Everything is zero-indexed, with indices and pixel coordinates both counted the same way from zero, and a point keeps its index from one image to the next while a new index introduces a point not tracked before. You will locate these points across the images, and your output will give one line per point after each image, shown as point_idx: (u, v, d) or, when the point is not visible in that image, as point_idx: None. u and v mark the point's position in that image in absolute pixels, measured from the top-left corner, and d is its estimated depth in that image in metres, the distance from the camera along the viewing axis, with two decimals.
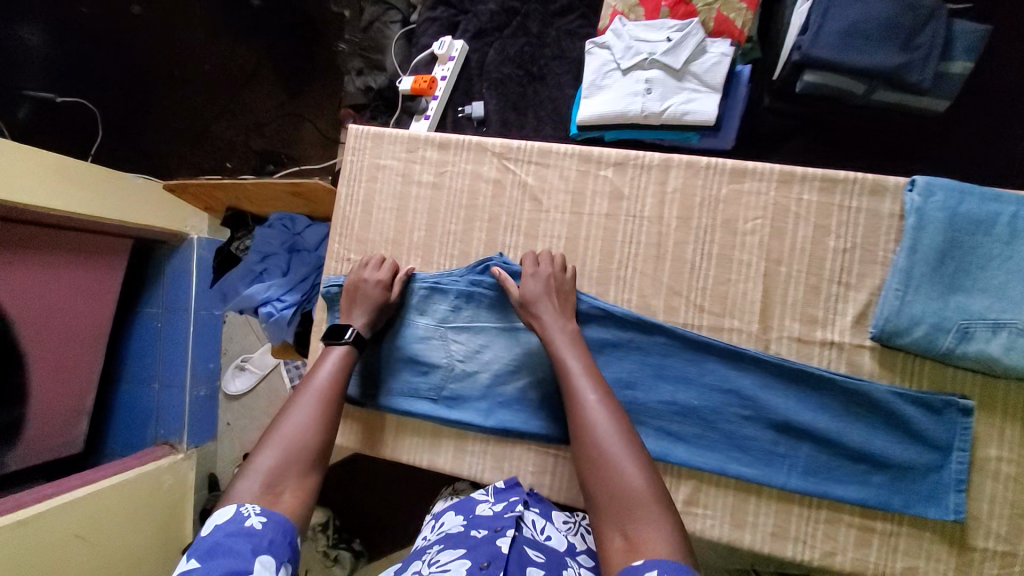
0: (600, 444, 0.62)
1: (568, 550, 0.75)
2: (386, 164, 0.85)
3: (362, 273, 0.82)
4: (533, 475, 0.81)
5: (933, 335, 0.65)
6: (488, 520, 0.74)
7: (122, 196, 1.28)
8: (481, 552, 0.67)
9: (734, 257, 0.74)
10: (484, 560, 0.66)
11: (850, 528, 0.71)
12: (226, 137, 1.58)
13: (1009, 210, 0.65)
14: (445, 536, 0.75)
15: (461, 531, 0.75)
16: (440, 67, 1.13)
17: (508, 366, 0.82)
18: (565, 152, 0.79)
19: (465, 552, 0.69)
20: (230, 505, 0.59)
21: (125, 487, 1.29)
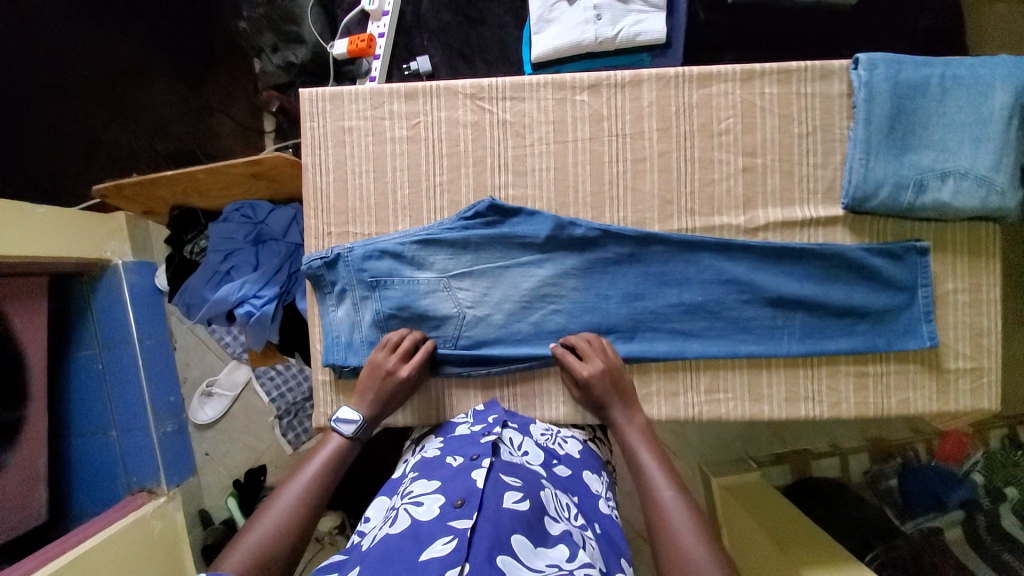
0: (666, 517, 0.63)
1: (545, 461, 0.73)
2: (353, 125, 0.81)
3: (377, 356, 0.76)
4: (567, 405, 0.82)
5: (897, 193, 0.74)
6: (467, 448, 0.71)
7: (28, 226, 1.08)
8: (455, 487, 0.63)
9: (715, 158, 0.79)
10: (458, 498, 0.61)
11: (850, 378, 0.80)
12: (129, 143, 1.39)
13: (937, 72, 0.74)
14: (421, 465, 0.72)
15: (436, 462, 0.71)
16: (375, 24, 1.07)
17: (521, 304, 0.80)
18: (538, 83, 0.79)
19: (439, 485, 0.65)
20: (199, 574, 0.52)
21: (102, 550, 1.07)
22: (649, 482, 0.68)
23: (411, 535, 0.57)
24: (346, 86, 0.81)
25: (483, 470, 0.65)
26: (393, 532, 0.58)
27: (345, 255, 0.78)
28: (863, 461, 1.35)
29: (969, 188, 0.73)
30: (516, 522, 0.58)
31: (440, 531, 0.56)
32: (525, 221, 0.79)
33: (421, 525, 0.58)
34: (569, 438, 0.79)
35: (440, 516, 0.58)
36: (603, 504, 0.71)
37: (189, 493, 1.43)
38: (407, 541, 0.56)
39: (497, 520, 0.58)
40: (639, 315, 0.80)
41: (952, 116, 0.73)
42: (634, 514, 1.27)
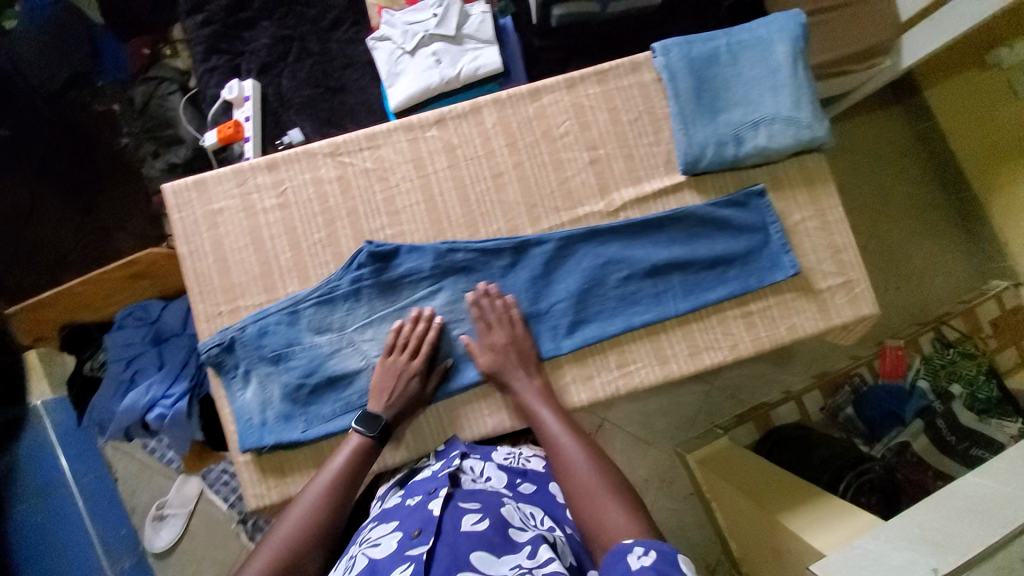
0: (586, 489, 0.70)
1: (509, 482, 0.78)
2: (223, 206, 0.83)
3: (388, 355, 0.78)
4: (492, 418, 0.83)
5: (721, 150, 0.83)
6: (425, 484, 0.74)
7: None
8: (412, 519, 0.68)
9: (563, 158, 0.87)
10: (415, 529, 0.66)
11: (738, 320, 0.86)
12: (26, 281, 1.36)
13: (724, 41, 0.84)
14: (383, 512, 0.74)
15: (397, 503, 0.74)
16: (240, 110, 1.11)
17: None
18: (387, 129, 0.85)
19: (397, 523, 0.69)
20: None
21: None
22: (564, 460, 0.74)
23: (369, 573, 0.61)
24: (208, 172, 0.84)
25: (439, 499, 0.69)
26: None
27: (243, 335, 0.79)
28: (816, 398, 1.57)
29: (780, 129, 0.83)
30: (474, 540, 0.63)
31: (397, 564, 0.61)
32: (408, 258, 0.81)
33: (379, 561, 0.62)
34: (532, 457, 0.85)
35: (397, 548, 0.63)
36: (568, 510, 0.76)
37: None
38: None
39: (454, 544, 0.63)
40: (535, 312, 0.84)
41: (747, 73, 0.84)
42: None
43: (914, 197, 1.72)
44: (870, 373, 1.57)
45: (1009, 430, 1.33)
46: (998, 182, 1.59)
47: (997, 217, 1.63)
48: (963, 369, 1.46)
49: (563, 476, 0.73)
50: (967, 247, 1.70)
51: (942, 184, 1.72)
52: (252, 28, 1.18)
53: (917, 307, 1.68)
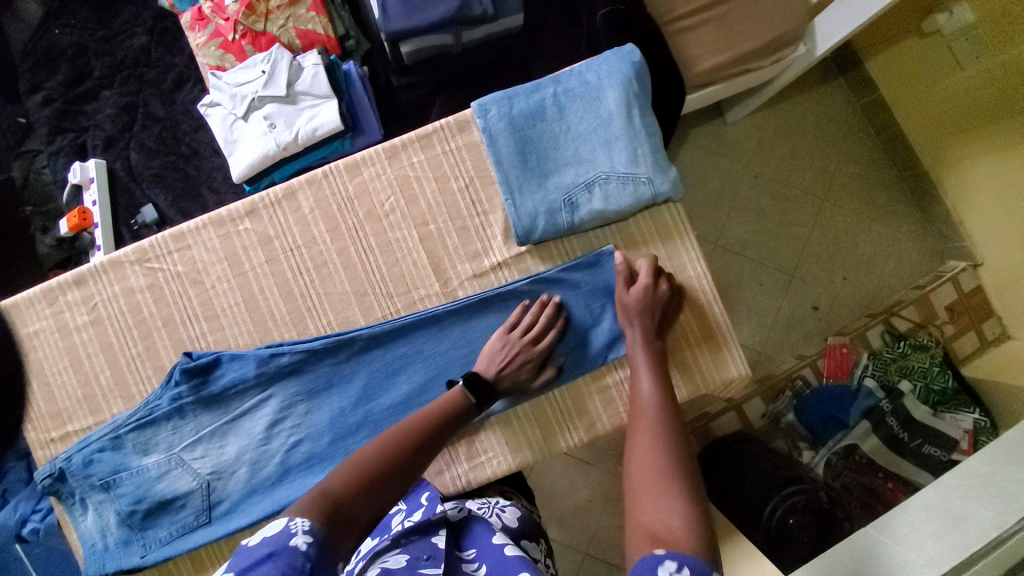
0: (646, 403, 0.68)
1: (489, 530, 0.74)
2: (38, 328, 0.80)
3: (530, 317, 0.77)
4: None
5: (553, 218, 0.75)
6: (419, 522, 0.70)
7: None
8: (420, 546, 0.64)
9: (391, 239, 0.80)
10: (426, 554, 0.63)
11: (594, 394, 0.80)
12: None
13: (550, 92, 0.75)
14: (372, 545, 0.68)
15: (389, 535, 0.68)
16: (87, 193, 1.06)
17: (259, 446, 0.78)
18: (198, 226, 0.79)
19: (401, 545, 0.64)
20: (280, 519, 0.51)
21: None
22: (636, 370, 0.73)
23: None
24: (20, 293, 0.81)
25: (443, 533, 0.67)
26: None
27: (70, 465, 0.76)
28: (758, 404, 1.32)
29: (616, 188, 0.75)
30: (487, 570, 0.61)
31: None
32: (230, 368, 0.77)
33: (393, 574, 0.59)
34: (507, 508, 0.79)
35: (409, 568, 0.60)
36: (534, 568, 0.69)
37: None
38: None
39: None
40: (379, 403, 0.79)
41: (577, 127, 0.75)
42: (572, 533, 1.28)
43: (856, 176, 1.40)
44: (814, 375, 1.31)
45: (963, 424, 1.16)
46: (958, 155, 1.26)
47: (950, 196, 1.31)
48: (914, 361, 1.24)
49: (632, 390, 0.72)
50: (919, 224, 1.39)
51: (886, 154, 1.40)
52: (94, 98, 1.10)
53: (867, 297, 1.38)
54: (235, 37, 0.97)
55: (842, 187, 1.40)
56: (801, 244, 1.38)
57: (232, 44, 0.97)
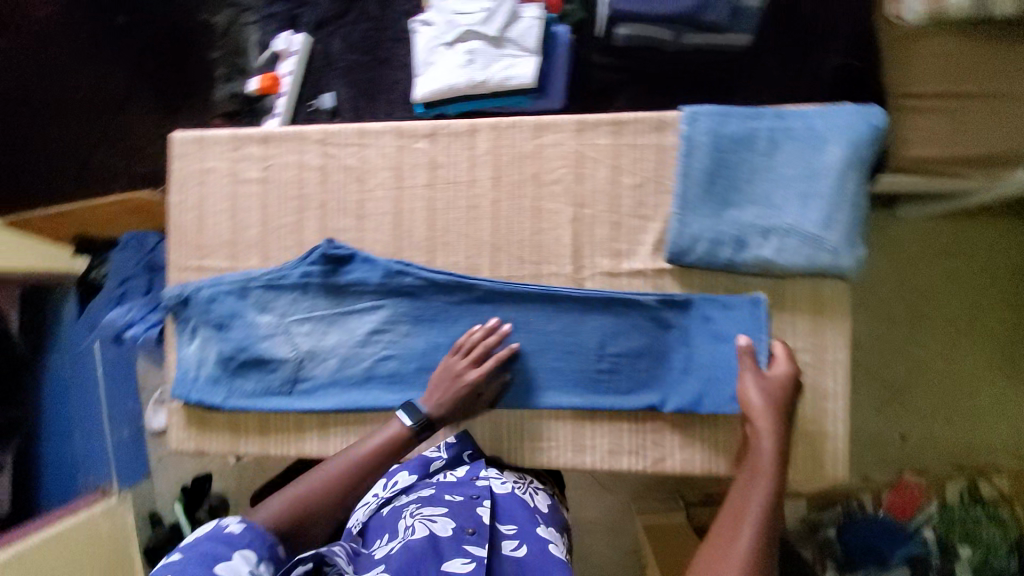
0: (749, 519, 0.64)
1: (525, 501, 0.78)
2: (214, 167, 0.87)
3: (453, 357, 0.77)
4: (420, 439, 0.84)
5: (715, 250, 0.72)
6: (464, 487, 0.75)
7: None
8: (464, 516, 0.70)
9: (544, 207, 0.79)
10: (470, 526, 0.68)
11: (676, 434, 0.78)
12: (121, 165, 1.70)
13: (767, 124, 0.72)
14: (420, 494, 0.75)
15: (435, 492, 0.74)
16: (285, 63, 1.15)
17: (355, 347, 0.82)
18: (380, 130, 0.83)
19: (447, 509, 0.71)
20: (211, 520, 0.65)
21: (60, 536, 1.38)
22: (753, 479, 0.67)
23: (428, 548, 0.64)
24: (209, 130, 0.87)
25: (486, 508, 0.72)
26: (412, 541, 0.65)
27: (196, 295, 0.84)
28: (800, 505, 1.25)
29: (795, 245, 0.70)
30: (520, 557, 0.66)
31: (454, 553, 0.65)
32: (360, 268, 0.81)
33: (439, 541, 0.65)
34: (539, 491, 0.81)
35: (454, 539, 0.66)
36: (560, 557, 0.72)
37: (143, 495, 1.70)
38: (427, 554, 0.64)
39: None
40: (474, 354, 0.80)
41: (780, 169, 0.71)
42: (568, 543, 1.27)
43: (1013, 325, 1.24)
44: (872, 502, 1.19)
45: None
46: None
47: None
48: (983, 530, 1.10)
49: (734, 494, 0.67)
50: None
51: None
52: None
53: (961, 446, 1.24)
54: None
55: (990, 331, 1.24)
56: (918, 369, 1.26)
57: None
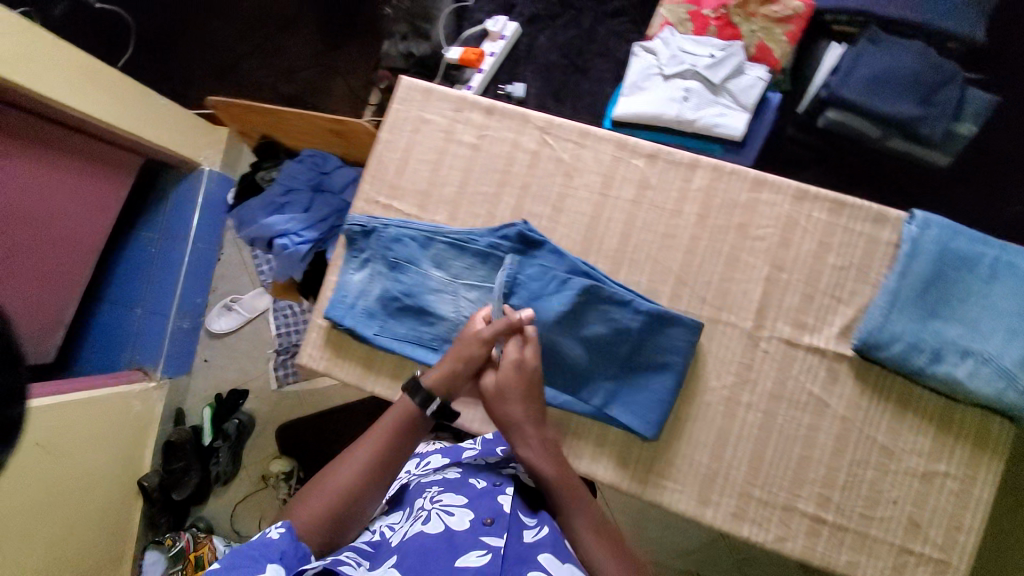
0: None
1: None
2: (433, 119, 0.90)
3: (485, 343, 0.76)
4: None
5: (909, 353, 0.73)
6: (488, 475, 0.79)
7: (154, 111, 1.45)
8: (483, 507, 0.71)
9: (742, 258, 0.80)
10: (488, 517, 0.69)
11: (803, 518, 0.76)
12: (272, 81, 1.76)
13: (992, 254, 0.73)
14: (446, 481, 0.79)
15: (459, 479, 0.78)
16: (491, 43, 1.19)
17: None
18: (603, 136, 0.85)
19: (466, 501, 0.73)
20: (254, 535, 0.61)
21: (90, 405, 1.36)
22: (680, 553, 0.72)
23: (443, 542, 0.65)
24: (438, 85, 0.92)
25: (508, 497, 0.73)
26: (429, 535, 0.67)
27: (382, 231, 0.86)
28: None
29: (988, 375, 0.70)
30: (542, 547, 0.66)
31: (471, 545, 0.65)
32: (547, 257, 0.82)
33: (455, 533, 0.67)
34: None
35: (472, 531, 0.67)
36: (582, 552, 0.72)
37: (177, 389, 1.69)
38: (441, 545, 0.65)
39: (522, 545, 0.66)
40: (632, 379, 0.79)
41: (997, 301, 0.72)
42: None
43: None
44: None
45: None
46: None
47: None
48: None
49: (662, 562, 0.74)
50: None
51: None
52: None
53: None
54: (709, 14, 1.04)
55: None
56: None
57: (701, 16, 1.04)
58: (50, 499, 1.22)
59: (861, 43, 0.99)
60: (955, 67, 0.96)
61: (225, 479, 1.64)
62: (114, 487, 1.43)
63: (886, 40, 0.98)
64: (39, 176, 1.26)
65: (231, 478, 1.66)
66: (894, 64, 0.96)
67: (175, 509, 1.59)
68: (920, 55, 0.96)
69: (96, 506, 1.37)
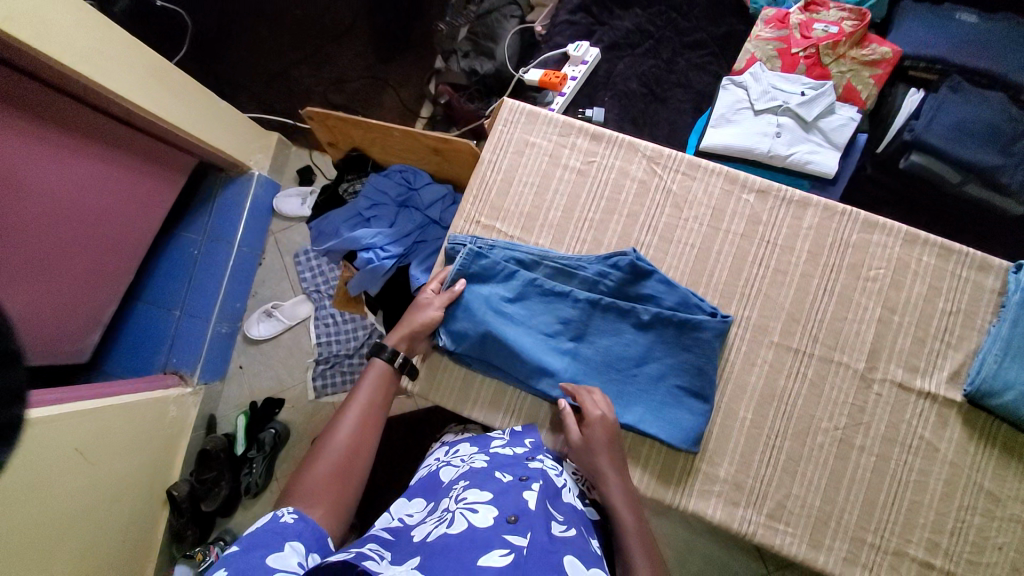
0: None
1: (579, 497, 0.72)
2: (538, 143, 0.90)
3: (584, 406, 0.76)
4: None
5: (1022, 403, 0.73)
6: (516, 467, 0.70)
7: (212, 115, 1.40)
8: (508, 503, 0.61)
9: (854, 298, 0.80)
10: (511, 514, 0.59)
11: (914, 564, 0.76)
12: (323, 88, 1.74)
13: None
14: (471, 474, 0.70)
15: (485, 471, 0.70)
16: (571, 67, 1.18)
17: (621, 359, 0.80)
18: (713, 169, 0.86)
19: (492, 497, 0.63)
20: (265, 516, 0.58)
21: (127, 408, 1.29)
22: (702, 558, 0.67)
23: (464, 539, 0.55)
24: (544, 109, 0.91)
25: (534, 493, 0.64)
26: (448, 531, 0.57)
27: (493, 251, 0.84)
28: None
29: None
30: (567, 548, 0.57)
31: (494, 543, 0.54)
32: (657, 288, 0.81)
33: (474, 529, 0.57)
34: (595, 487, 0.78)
35: (492, 529, 0.57)
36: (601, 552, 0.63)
37: (212, 394, 1.63)
38: (462, 543, 0.55)
39: (550, 542, 0.57)
40: (638, 386, 0.79)
41: None
42: None
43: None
44: None
45: None
46: None
47: None
48: None
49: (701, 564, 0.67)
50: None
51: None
52: (625, 7, 1.24)
53: None
54: (799, 53, 1.05)
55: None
56: None
57: (790, 55, 1.06)
58: (83, 511, 1.14)
59: (941, 91, 1.02)
60: None
61: (257, 490, 1.55)
62: (146, 491, 1.37)
63: (965, 90, 1.01)
64: (111, 182, 1.20)
65: (262, 489, 1.56)
66: (976, 113, 0.98)
67: (203, 520, 1.49)
68: (1000, 107, 0.98)
69: (125, 509, 1.30)
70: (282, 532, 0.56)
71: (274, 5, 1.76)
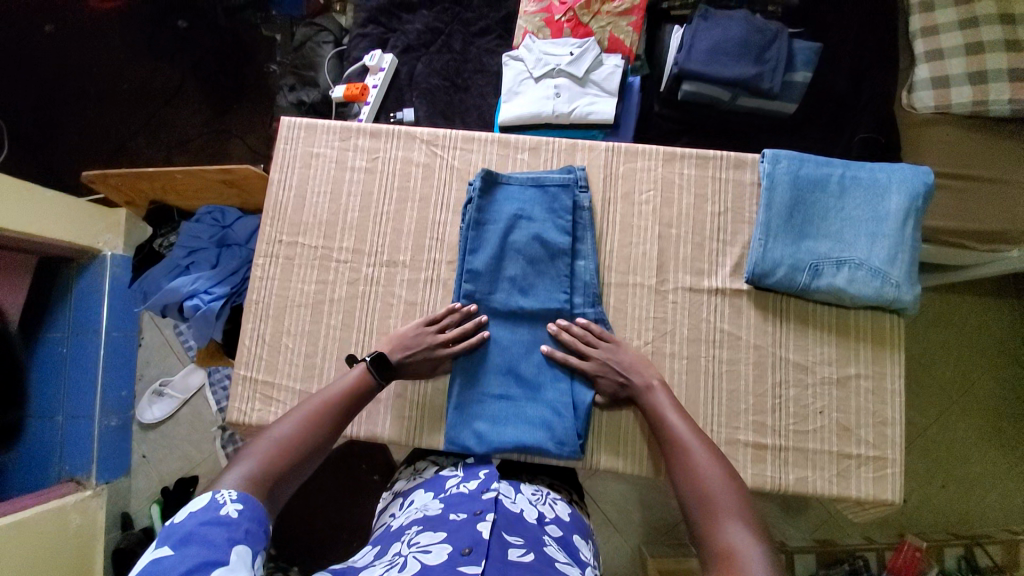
0: (676, 433, 0.69)
1: (540, 519, 0.69)
2: (321, 152, 0.92)
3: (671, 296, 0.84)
4: (431, 434, 0.83)
5: (792, 274, 0.80)
6: (470, 504, 0.67)
7: (38, 202, 1.27)
8: (462, 537, 0.59)
9: (634, 224, 0.86)
10: (466, 546, 0.57)
11: (747, 448, 0.80)
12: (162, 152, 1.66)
13: (838, 171, 0.83)
14: (425, 518, 0.66)
15: (440, 513, 0.66)
16: (372, 76, 1.23)
17: (524, 299, 0.82)
18: (485, 139, 0.91)
19: (446, 536, 0.61)
20: (206, 493, 0.55)
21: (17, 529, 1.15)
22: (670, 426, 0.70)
23: None
24: (321, 119, 0.94)
25: (488, 522, 0.62)
26: None
27: (559, 190, 0.85)
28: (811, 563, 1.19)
29: (865, 276, 0.79)
30: None
31: None
32: (586, 238, 0.85)
33: (430, 569, 0.54)
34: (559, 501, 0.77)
35: (448, 563, 0.55)
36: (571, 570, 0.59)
37: (118, 492, 1.47)
38: None
39: (504, 571, 0.54)
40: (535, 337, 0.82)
41: (849, 210, 0.81)
42: None
43: None
44: (876, 562, 1.17)
45: None
46: None
47: None
48: None
49: (660, 433, 0.70)
50: None
51: None
52: (412, 12, 1.29)
53: (958, 515, 1.27)
54: (561, 19, 1.13)
55: (980, 403, 1.32)
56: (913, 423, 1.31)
57: (555, 21, 1.14)
58: None
59: (694, 22, 1.10)
60: (776, 27, 1.08)
61: None
62: None
63: (715, 17, 1.10)
64: None
65: None
66: (727, 33, 1.07)
67: None
68: (746, 22, 1.08)
69: None
70: (232, 528, 0.52)
71: (95, 84, 1.67)
